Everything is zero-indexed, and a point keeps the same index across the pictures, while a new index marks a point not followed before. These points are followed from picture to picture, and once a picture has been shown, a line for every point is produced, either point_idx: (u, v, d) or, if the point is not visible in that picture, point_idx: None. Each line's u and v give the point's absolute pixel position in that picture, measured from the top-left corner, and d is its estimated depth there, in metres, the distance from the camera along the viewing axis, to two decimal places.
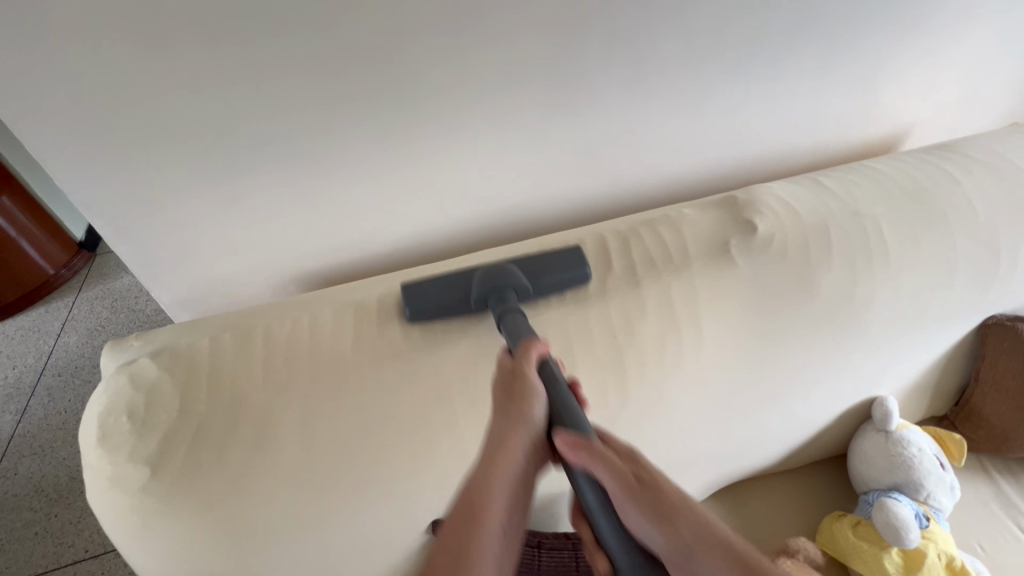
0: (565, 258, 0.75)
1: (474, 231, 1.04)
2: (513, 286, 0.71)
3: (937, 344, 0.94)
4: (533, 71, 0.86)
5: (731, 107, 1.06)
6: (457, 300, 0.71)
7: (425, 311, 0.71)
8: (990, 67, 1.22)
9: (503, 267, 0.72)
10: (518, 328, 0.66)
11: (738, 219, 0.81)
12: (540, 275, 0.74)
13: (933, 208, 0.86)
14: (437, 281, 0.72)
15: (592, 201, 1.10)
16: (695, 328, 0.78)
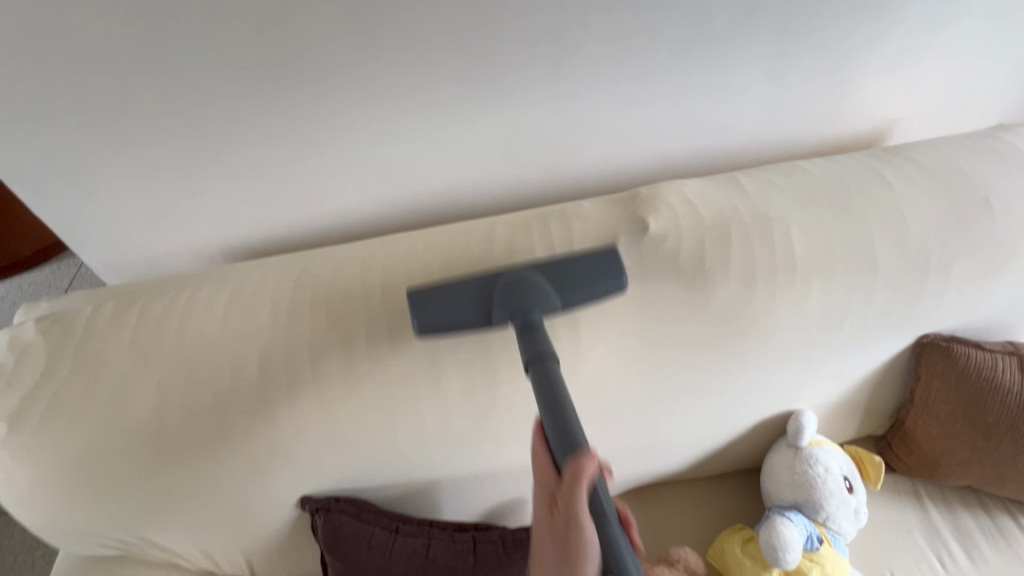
0: (593, 270, 0.69)
1: (398, 220, 0.99)
2: (541, 307, 0.65)
3: (860, 360, 0.88)
4: (439, 52, 0.79)
5: (682, 92, 0.96)
6: (476, 317, 0.66)
7: (442, 319, 0.65)
8: (982, 60, 1.10)
9: (524, 282, 0.66)
10: (563, 424, 0.56)
11: (632, 217, 0.79)
12: (566, 286, 0.67)
13: (855, 216, 0.80)
14: (455, 288, 0.67)
15: (530, 194, 1.02)
16: (572, 327, 0.76)
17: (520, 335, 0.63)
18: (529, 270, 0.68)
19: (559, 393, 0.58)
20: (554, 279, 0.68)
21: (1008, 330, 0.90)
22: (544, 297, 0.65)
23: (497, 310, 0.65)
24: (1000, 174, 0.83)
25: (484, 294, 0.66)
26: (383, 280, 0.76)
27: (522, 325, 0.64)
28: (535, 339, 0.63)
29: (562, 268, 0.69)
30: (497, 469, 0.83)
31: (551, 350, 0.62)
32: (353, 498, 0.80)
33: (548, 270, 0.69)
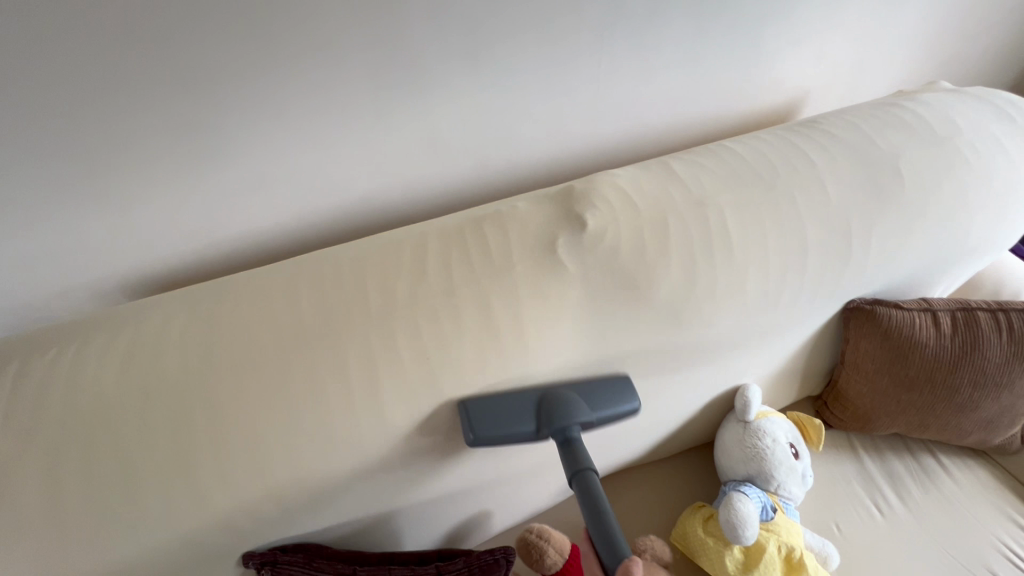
0: (614, 390, 0.77)
1: (322, 234, 0.91)
2: (577, 423, 0.72)
3: (797, 331, 0.91)
4: (344, 44, 0.71)
5: (609, 77, 0.94)
6: (526, 430, 0.71)
7: (498, 433, 0.69)
8: (878, 30, 1.17)
9: (559, 399, 0.73)
10: (607, 530, 0.69)
11: (568, 213, 0.76)
12: (594, 400, 0.75)
13: (784, 195, 0.81)
14: (506, 403, 0.71)
15: (463, 194, 0.98)
16: (519, 336, 0.72)
17: (562, 451, 0.72)
18: (562, 386, 0.75)
19: (597, 500, 0.69)
20: (586, 396, 0.76)
21: (926, 288, 0.95)
22: (579, 412, 0.72)
23: (545, 427, 0.71)
24: (907, 142, 0.87)
25: (531, 413, 0.72)
26: (308, 307, 0.69)
27: (561, 440, 0.72)
28: (575, 455, 0.71)
29: (588, 387, 0.76)
30: (455, 487, 0.80)
31: (591, 463, 0.71)
32: (303, 544, 0.74)
33: (581, 387, 0.76)
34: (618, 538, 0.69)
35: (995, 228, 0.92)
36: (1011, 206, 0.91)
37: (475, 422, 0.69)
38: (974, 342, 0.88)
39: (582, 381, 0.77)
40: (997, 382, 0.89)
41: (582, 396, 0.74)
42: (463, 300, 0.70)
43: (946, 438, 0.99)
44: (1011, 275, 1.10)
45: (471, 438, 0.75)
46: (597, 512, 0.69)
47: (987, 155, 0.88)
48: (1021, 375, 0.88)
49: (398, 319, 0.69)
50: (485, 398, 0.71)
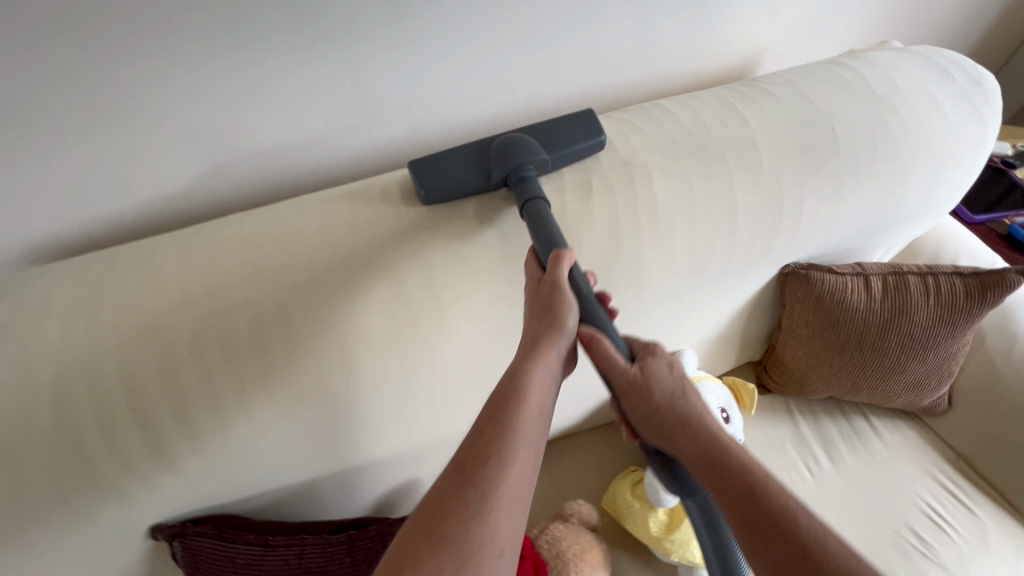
0: (574, 126, 0.74)
1: (240, 199, 0.86)
2: (533, 161, 0.69)
3: (730, 296, 0.90)
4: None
5: (539, 29, 0.91)
6: (474, 178, 0.69)
7: (443, 184, 0.68)
8: None
9: (515, 140, 0.69)
10: (548, 235, 0.63)
11: (486, 174, 0.73)
12: (555, 145, 0.72)
13: (716, 155, 0.79)
14: (453, 158, 0.70)
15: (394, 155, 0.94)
16: (432, 303, 0.69)
17: (514, 185, 0.69)
18: (519, 132, 0.72)
19: (546, 216, 0.65)
20: (541, 140, 0.72)
21: (862, 253, 0.94)
22: (534, 150, 0.69)
23: (495, 166, 0.69)
24: (845, 101, 0.84)
25: (482, 157, 0.70)
26: (203, 277, 0.65)
27: (515, 179, 0.69)
28: (526, 186, 0.68)
29: (546, 131, 0.73)
30: (377, 455, 0.78)
31: (542, 195, 0.67)
32: (216, 516, 0.72)
33: (539, 135, 0.73)
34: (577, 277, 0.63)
35: (933, 192, 0.90)
36: (950, 169, 0.89)
37: (421, 178, 0.68)
38: (902, 305, 0.88)
39: (542, 126, 0.74)
40: (922, 345, 0.89)
41: (538, 140, 0.71)
42: (372, 265, 0.67)
43: (876, 400, 1.01)
44: (947, 241, 1.11)
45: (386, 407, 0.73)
46: (542, 222, 0.65)
47: (926, 116, 0.86)
48: (946, 338, 0.89)
49: (298, 289, 0.65)
50: (433, 158, 0.70)
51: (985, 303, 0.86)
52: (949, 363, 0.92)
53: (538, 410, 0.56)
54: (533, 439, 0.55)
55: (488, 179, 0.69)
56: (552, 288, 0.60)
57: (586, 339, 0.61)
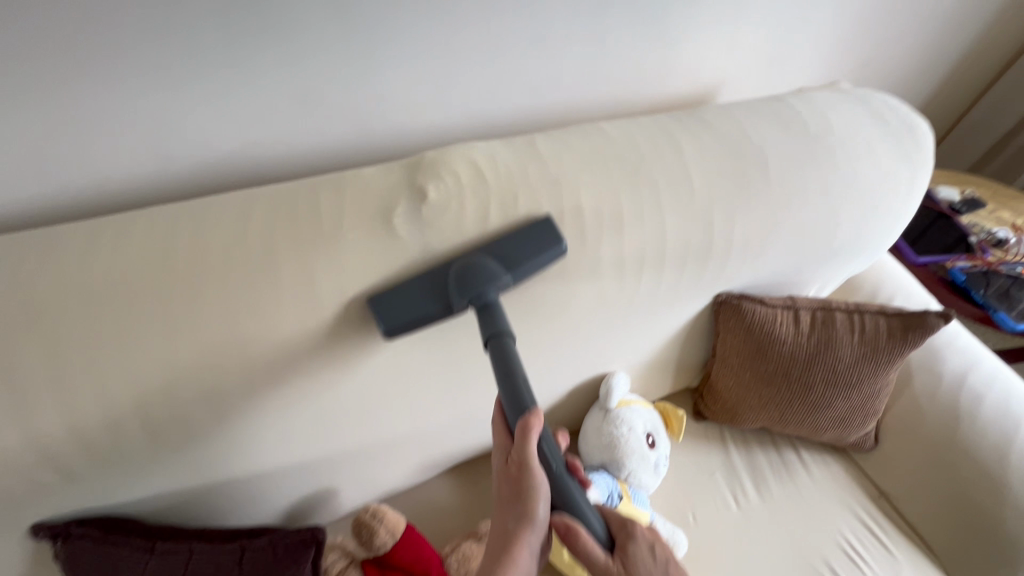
0: (535, 235, 0.72)
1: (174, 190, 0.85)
2: (494, 287, 0.68)
3: (662, 323, 0.91)
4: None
5: (490, 45, 0.92)
6: (435, 309, 0.68)
7: (400, 320, 0.67)
8: (782, 22, 1.18)
9: (471, 265, 0.68)
10: (515, 391, 0.64)
11: (411, 184, 0.73)
12: (512, 261, 0.70)
13: (649, 179, 0.79)
14: (409, 290, 0.69)
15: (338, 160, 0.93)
16: (342, 308, 0.69)
17: (478, 314, 0.69)
18: (476, 253, 0.70)
19: (512, 361, 0.66)
20: (501, 259, 0.71)
21: (792, 285, 0.96)
22: (494, 277, 0.68)
23: (454, 296, 0.68)
24: (780, 135, 0.86)
25: (441, 285, 0.69)
26: (106, 265, 0.64)
27: (478, 306, 0.69)
28: (491, 318, 0.68)
29: (504, 246, 0.71)
30: (286, 461, 0.76)
31: (509, 328, 0.68)
32: (104, 516, 0.70)
33: (496, 250, 0.71)
34: (526, 392, 0.65)
35: (864, 232, 0.92)
36: (881, 209, 0.91)
37: (376, 314, 0.67)
38: (828, 340, 0.89)
39: (498, 239, 0.72)
40: (847, 381, 0.91)
41: (496, 260, 0.70)
42: (284, 266, 0.67)
43: (804, 434, 1.01)
44: (884, 280, 1.13)
45: (294, 411, 0.73)
46: (509, 369, 0.65)
47: (859, 155, 0.88)
48: (870, 375, 0.90)
49: (205, 284, 0.65)
50: (391, 286, 0.69)
51: (906, 344, 0.88)
52: (873, 400, 0.94)
53: (526, 565, 0.63)
54: None
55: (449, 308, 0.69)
56: (528, 471, 0.63)
57: (564, 528, 0.65)
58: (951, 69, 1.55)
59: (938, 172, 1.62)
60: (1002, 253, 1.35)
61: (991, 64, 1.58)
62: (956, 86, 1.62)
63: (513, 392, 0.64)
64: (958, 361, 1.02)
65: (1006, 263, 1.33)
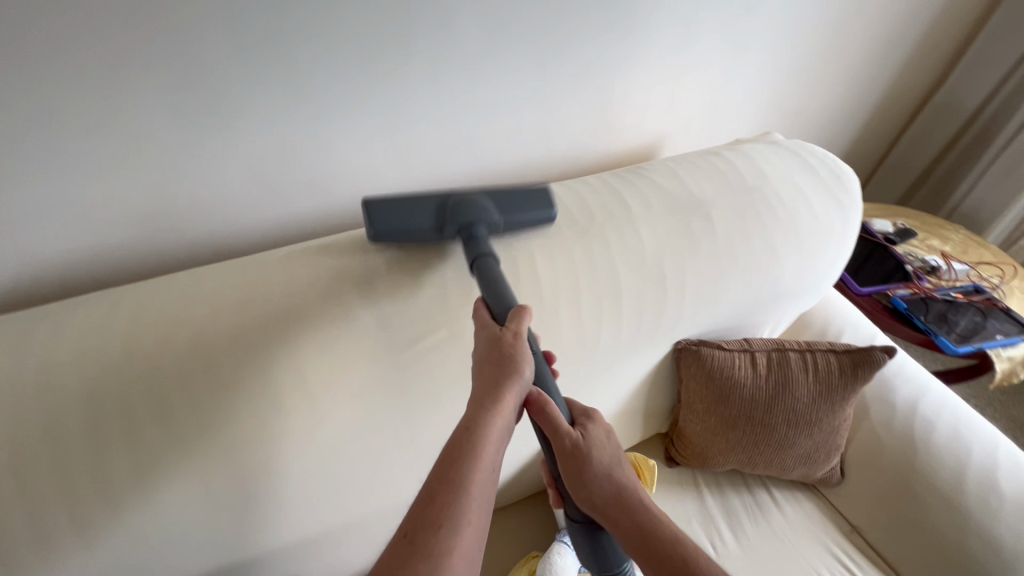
0: (530, 199, 0.77)
1: (123, 270, 0.84)
2: (484, 221, 0.72)
3: (626, 374, 0.92)
4: (125, 57, 0.67)
5: (442, 113, 0.96)
6: (426, 227, 0.71)
7: (394, 231, 0.70)
8: (712, 80, 1.29)
9: (469, 200, 0.72)
10: (498, 292, 0.65)
11: (363, 257, 0.75)
12: (507, 210, 0.75)
13: (599, 238, 0.82)
14: (408, 203, 0.72)
15: (294, 226, 0.95)
16: (294, 390, 0.68)
17: (465, 245, 0.71)
18: (475, 193, 0.74)
19: (494, 275, 0.67)
20: (497, 202, 0.75)
21: (747, 329, 0.99)
22: (487, 212, 0.72)
23: (447, 223, 0.71)
24: (721, 189, 0.90)
25: (438, 211, 0.72)
26: (41, 360, 0.62)
27: (466, 235, 0.72)
28: (476, 245, 0.71)
29: (503, 195, 0.76)
30: (242, 553, 0.72)
31: (493, 254, 0.70)
32: None
33: (496, 195, 0.75)
34: (509, 293, 0.66)
35: (807, 275, 0.97)
36: (819, 253, 0.97)
37: (371, 218, 0.70)
38: (785, 381, 0.92)
39: (500, 190, 0.76)
40: (807, 420, 0.93)
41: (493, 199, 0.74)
42: (232, 349, 0.66)
43: (774, 474, 1.02)
44: (831, 315, 1.19)
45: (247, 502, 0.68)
46: (491, 275, 0.67)
47: (795, 204, 0.94)
48: (828, 413, 0.93)
49: (146, 374, 0.63)
50: (389, 201, 0.72)
51: (857, 381, 0.91)
52: (834, 437, 0.96)
53: (486, 482, 0.55)
54: (482, 498, 0.55)
55: (439, 232, 0.72)
56: (515, 341, 0.60)
57: (536, 405, 0.60)
58: (867, 114, 1.71)
59: (870, 206, 1.74)
60: (935, 279, 1.45)
61: (900, 108, 1.75)
62: (874, 128, 1.78)
63: (496, 291, 0.65)
64: (908, 390, 1.07)
65: (940, 288, 1.43)
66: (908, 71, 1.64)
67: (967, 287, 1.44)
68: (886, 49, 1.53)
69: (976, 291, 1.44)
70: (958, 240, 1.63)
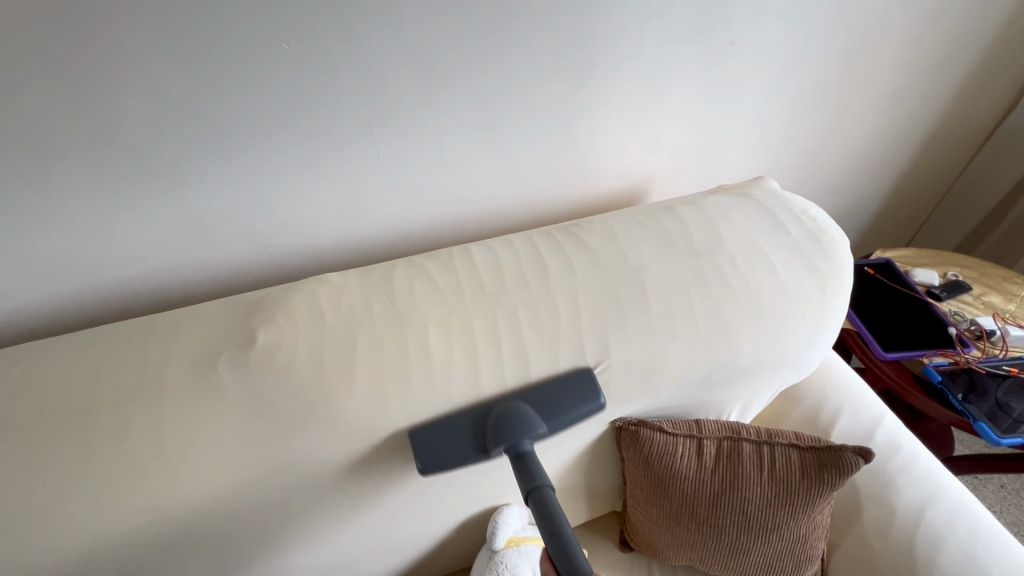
0: (572, 390, 0.74)
1: (81, 306, 0.92)
2: (529, 437, 0.69)
3: (552, 453, 0.84)
4: (57, 129, 0.74)
5: (385, 167, 0.96)
6: (469, 452, 0.70)
7: (438, 461, 0.69)
8: (703, 121, 1.18)
9: (510, 413, 0.70)
10: (566, 551, 0.61)
11: (245, 327, 0.71)
12: (549, 415, 0.73)
13: (512, 315, 0.75)
14: (452, 429, 0.71)
15: (245, 268, 1.00)
16: (147, 463, 0.64)
17: (515, 465, 0.69)
18: (514, 399, 0.72)
19: (557, 520, 0.63)
20: (539, 407, 0.73)
21: (701, 408, 0.86)
22: (529, 425, 0.70)
23: (490, 441, 0.69)
24: (661, 254, 0.81)
25: (478, 427, 0.71)
26: None
27: (513, 456, 0.69)
28: (528, 471, 0.68)
29: (544, 393, 0.74)
30: None
31: (547, 481, 0.67)
32: None
33: (535, 396, 0.73)
34: (578, 555, 0.60)
35: (775, 351, 0.83)
36: (788, 328, 0.83)
37: (417, 450, 0.69)
38: (734, 479, 0.79)
39: (536, 386, 0.75)
40: (761, 524, 0.79)
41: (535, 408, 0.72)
42: (89, 416, 0.65)
43: None
44: (828, 389, 1.02)
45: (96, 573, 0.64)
46: (552, 522, 0.63)
47: (754, 273, 0.81)
48: (785, 517, 0.79)
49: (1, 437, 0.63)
50: (432, 425, 0.71)
51: (820, 483, 0.77)
52: (801, 545, 0.80)
53: None
54: None
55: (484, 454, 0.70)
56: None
57: None
58: (910, 150, 1.50)
59: (917, 253, 1.50)
60: (985, 347, 1.23)
61: (956, 143, 1.52)
62: (922, 166, 1.56)
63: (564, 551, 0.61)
64: (916, 493, 0.88)
65: (987, 358, 1.20)
66: (963, 101, 1.42)
67: None
68: (929, 79, 1.33)
69: None
70: None
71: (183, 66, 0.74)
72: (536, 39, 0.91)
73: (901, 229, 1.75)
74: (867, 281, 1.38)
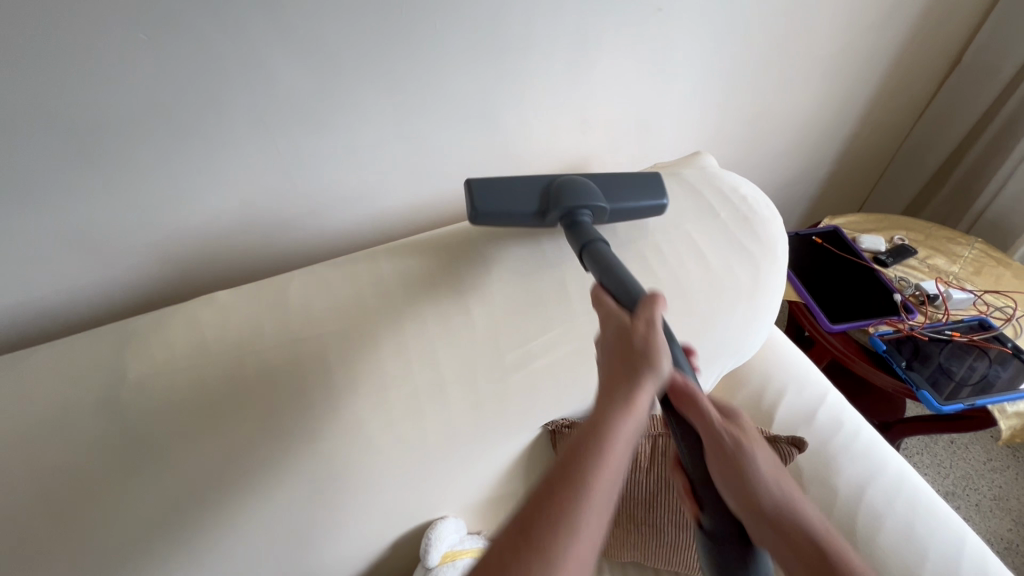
0: (636, 185, 0.77)
1: None
2: (589, 204, 0.72)
3: (484, 462, 0.79)
4: None
5: (287, 167, 0.86)
6: (529, 210, 0.73)
7: (501, 212, 0.71)
8: (638, 94, 1.11)
9: (576, 182, 0.73)
10: (621, 279, 0.62)
11: (116, 360, 0.65)
12: (613, 194, 0.75)
13: (422, 325, 0.71)
14: (516, 188, 0.74)
15: (130, 298, 0.85)
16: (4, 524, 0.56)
17: (569, 230, 0.72)
18: (580, 177, 0.76)
19: (609, 258, 0.65)
20: (604, 189, 0.76)
21: None
22: (591, 196, 0.73)
23: (552, 206, 0.72)
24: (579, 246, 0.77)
25: (542, 188, 0.74)
26: None
27: (570, 223, 0.72)
28: (583, 231, 0.71)
29: (610, 178, 0.77)
30: None
31: (602, 237, 0.70)
32: None
33: (600, 180, 0.76)
34: (631, 279, 0.62)
35: (710, 339, 0.80)
36: (724, 313, 0.79)
37: (476, 191, 0.72)
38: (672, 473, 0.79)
39: (600, 177, 0.78)
40: None
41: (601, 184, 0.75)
42: None
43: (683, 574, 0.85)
44: (772, 369, 1.00)
45: None
46: (604, 261, 0.65)
47: (684, 259, 0.77)
48: None
49: None
50: (495, 178, 0.74)
51: None
52: None
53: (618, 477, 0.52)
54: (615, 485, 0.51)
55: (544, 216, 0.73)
56: (648, 331, 0.55)
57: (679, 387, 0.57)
58: (857, 112, 1.46)
59: (865, 217, 1.48)
60: (928, 311, 1.23)
61: (901, 102, 1.49)
62: (869, 128, 1.53)
63: (615, 276, 0.63)
64: (857, 470, 0.87)
65: (930, 323, 1.20)
66: (907, 59, 1.38)
67: (971, 320, 1.19)
68: (873, 36, 1.29)
69: (982, 326, 1.19)
70: (972, 257, 1.36)
71: (4, 66, 0.61)
72: (444, 12, 0.82)
73: (851, 194, 1.74)
74: (816, 251, 1.36)
